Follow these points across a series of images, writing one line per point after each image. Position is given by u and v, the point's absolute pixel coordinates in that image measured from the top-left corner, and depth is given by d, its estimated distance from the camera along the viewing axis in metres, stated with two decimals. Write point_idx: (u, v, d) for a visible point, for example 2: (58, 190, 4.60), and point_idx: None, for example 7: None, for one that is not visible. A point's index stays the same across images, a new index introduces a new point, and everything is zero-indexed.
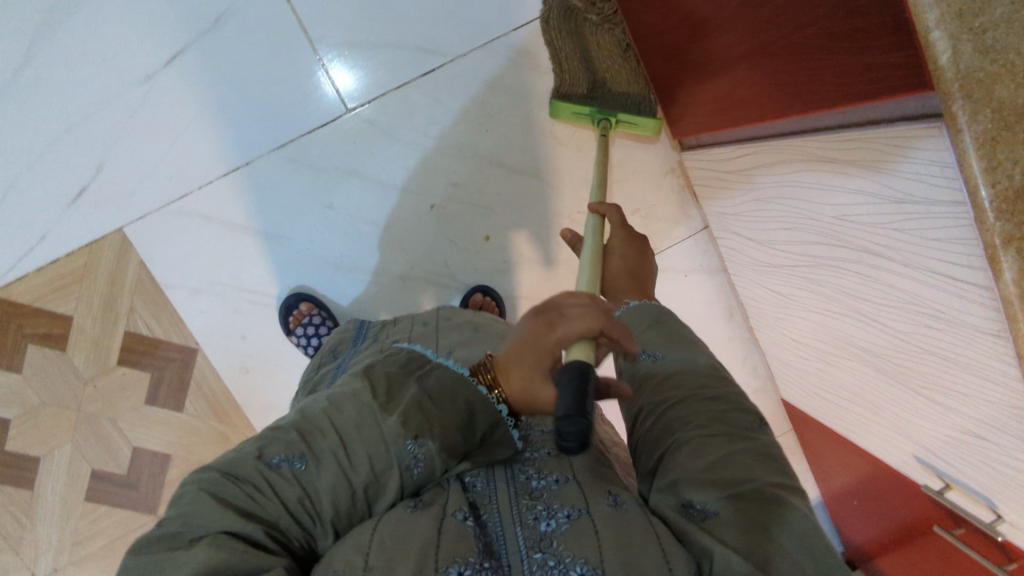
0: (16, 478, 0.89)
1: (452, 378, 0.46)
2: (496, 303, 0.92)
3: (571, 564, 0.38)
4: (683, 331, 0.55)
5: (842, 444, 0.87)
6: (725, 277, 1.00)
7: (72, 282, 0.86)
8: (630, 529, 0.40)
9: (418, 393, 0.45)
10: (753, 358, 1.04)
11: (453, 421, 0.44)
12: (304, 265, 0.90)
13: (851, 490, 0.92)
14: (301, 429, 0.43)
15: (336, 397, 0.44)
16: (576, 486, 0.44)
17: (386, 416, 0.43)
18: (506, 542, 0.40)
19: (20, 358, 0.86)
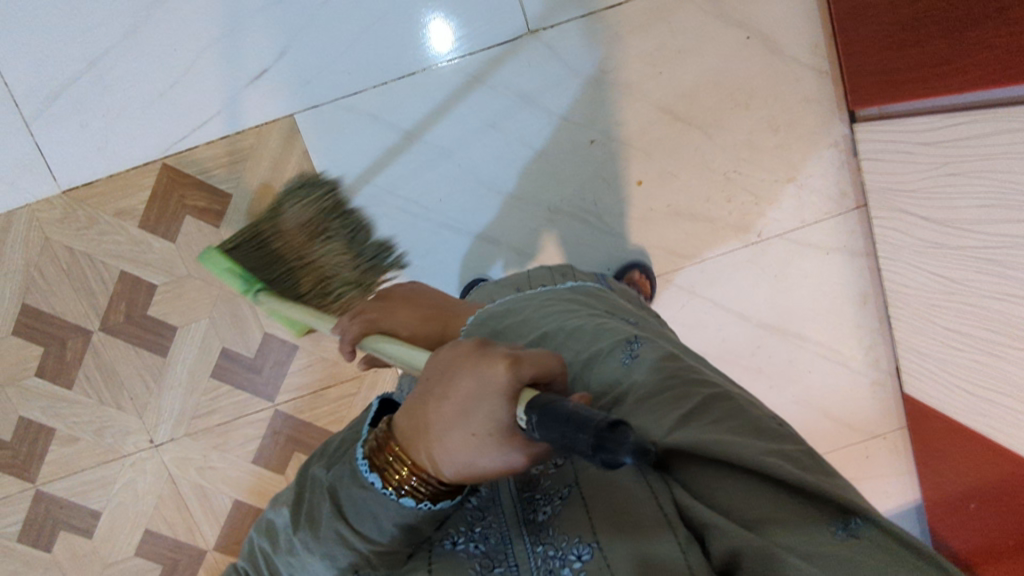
0: (152, 343, 0.92)
1: (361, 489, 0.40)
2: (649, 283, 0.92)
3: (569, 549, 0.39)
4: (518, 316, 0.58)
5: (977, 449, 0.86)
6: (869, 262, 0.98)
7: (236, 161, 0.87)
8: (619, 486, 0.41)
9: (332, 519, 0.41)
10: (879, 349, 1.01)
11: (387, 539, 0.41)
12: (461, 180, 0.91)
13: (970, 492, 0.92)
14: (253, 571, 0.46)
15: (269, 531, 0.45)
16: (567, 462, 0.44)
17: (312, 559, 0.42)
18: (513, 543, 0.41)
19: (176, 227, 0.88)
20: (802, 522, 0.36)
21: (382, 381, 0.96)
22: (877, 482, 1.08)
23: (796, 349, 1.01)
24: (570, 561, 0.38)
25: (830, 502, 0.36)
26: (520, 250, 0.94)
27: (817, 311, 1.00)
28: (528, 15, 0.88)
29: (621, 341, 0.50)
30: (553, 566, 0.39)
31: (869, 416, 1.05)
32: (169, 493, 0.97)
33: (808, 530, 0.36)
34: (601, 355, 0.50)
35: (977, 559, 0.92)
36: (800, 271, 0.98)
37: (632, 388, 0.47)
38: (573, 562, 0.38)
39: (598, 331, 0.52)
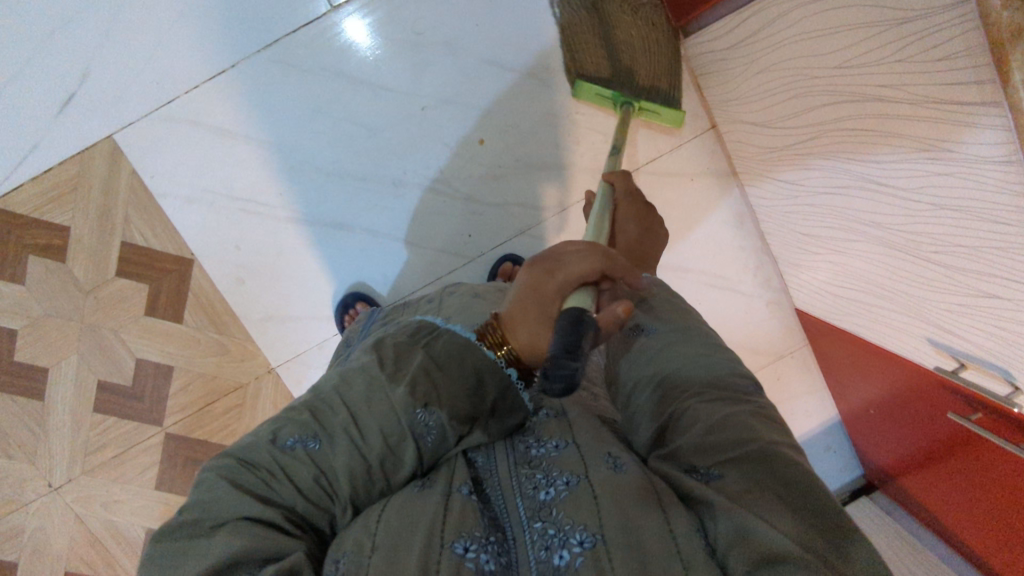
0: (26, 389, 0.91)
1: (461, 341, 0.46)
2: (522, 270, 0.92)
3: (572, 532, 0.38)
4: (670, 310, 0.60)
5: (856, 352, 0.84)
6: (736, 181, 0.95)
7: (67, 193, 0.86)
8: (634, 504, 0.39)
9: (424, 360, 0.44)
10: (766, 268, 0.99)
11: (461, 384, 0.44)
12: (298, 172, 0.89)
13: (879, 406, 0.87)
14: (310, 409, 0.43)
15: (348, 371, 0.45)
16: (574, 450, 0.45)
17: (394, 388, 0.42)
18: (510, 515, 0.41)
19: (22, 270, 0.87)
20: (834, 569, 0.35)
21: (266, 387, 0.95)
22: (794, 402, 1.06)
23: (680, 283, 0.99)
24: (570, 544, 0.37)
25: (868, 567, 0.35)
26: (373, 231, 0.92)
27: (693, 240, 0.97)
28: None
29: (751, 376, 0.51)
30: (551, 543, 0.38)
31: (770, 336, 1.03)
32: (81, 533, 0.97)
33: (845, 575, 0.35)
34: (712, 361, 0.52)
35: (908, 471, 0.88)
36: (667, 201, 0.95)
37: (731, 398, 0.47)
38: (573, 547, 0.37)
39: (730, 358, 0.53)
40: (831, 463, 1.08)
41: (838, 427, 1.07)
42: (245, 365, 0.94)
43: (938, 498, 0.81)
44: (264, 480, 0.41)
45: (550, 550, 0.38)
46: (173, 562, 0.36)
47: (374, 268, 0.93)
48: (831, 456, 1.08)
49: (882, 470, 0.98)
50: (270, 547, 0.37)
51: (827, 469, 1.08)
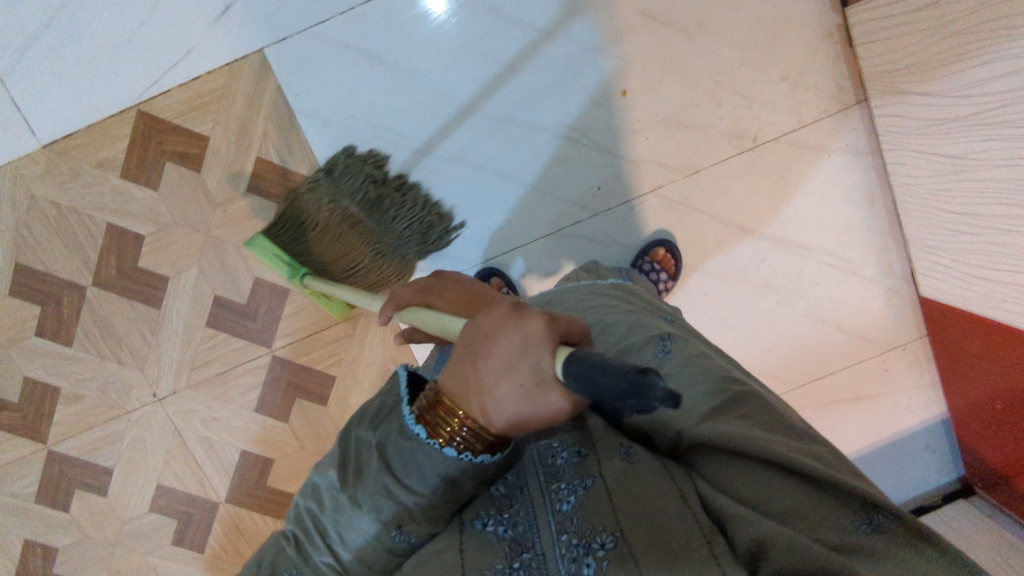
0: (146, 295, 0.92)
1: (406, 438, 0.44)
2: (673, 259, 0.92)
3: (595, 536, 0.41)
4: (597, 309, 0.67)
5: (990, 338, 0.82)
6: (877, 158, 0.93)
7: (210, 102, 0.86)
8: (648, 493, 0.44)
9: (380, 471, 0.45)
10: (891, 254, 0.97)
11: (434, 494, 0.44)
12: (436, 105, 0.89)
13: (1004, 399, 0.85)
14: (297, 537, 0.50)
15: (317, 489, 0.49)
16: (592, 454, 0.47)
17: (359, 512, 0.46)
18: (540, 533, 0.44)
19: (158, 175, 0.88)
20: (825, 519, 0.43)
21: (376, 320, 0.95)
22: (899, 397, 1.03)
23: (801, 261, 0.97)
24: (594, 548, 0.41)
25: (856, 500, 0.44)
26: (501, 173, 0.91)
27: (820, 217, 0.95)
28: None
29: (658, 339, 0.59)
30: (577, 553, 0.41)
31: (885, 325, 1.00)
32: (177, 447, 0.97)
33: (833, 518, 0.44)
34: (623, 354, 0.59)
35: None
36: (801, 175, 0.94)
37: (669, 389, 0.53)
38: (598, 551, 0.40)
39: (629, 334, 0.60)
40: (930, 463, 1.05)
41: (941, 427, 1.04)
42: (359, 296, 0.94)
43: None
44: None
45: (579, 561, 0.41)
46: None
47: (494, 210, 0.92)
48: (930, 456, 1.05)
49: (991, 469, 0.96)
50: None
51: (924, 469, 1.05)
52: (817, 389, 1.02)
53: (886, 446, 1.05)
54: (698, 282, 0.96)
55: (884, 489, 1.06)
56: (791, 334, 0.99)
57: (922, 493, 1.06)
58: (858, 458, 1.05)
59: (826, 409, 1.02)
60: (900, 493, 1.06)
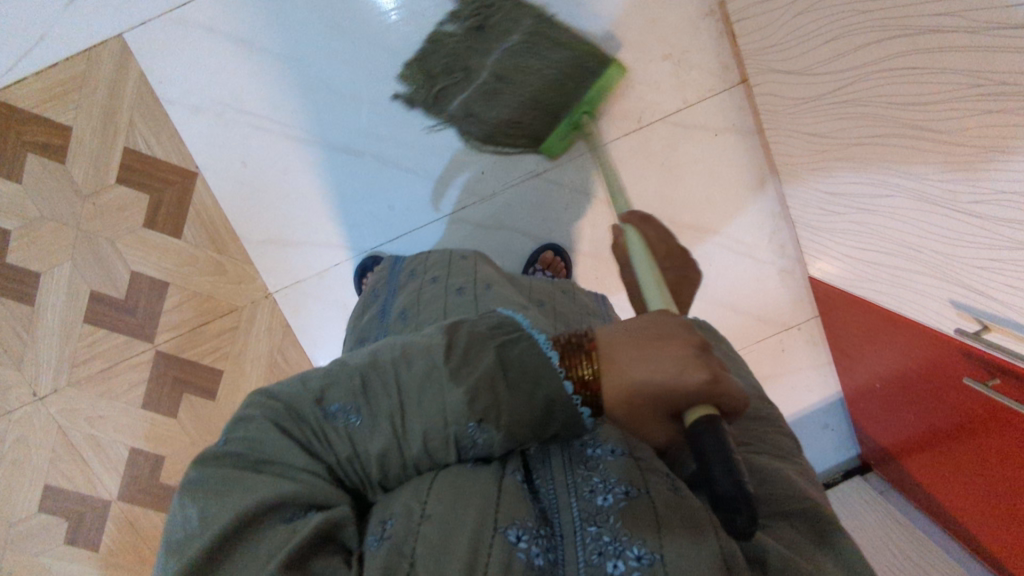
0: (17, 292, 0.89)
1: (537, 356, 0.40)
2: (564, 263, 0.93)
3: (629, 544, 0.37)
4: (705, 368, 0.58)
5: (865, 318, 0.83)
6: (760, 139, 0.92)
7: (70, 90, 0.83)
8: (691, 513, 0.39)
9: (494, 365, 0.40)
10: (782, 234, 0.96)
11: (530, 406, 0.40)
12: (310, 90, 0.86)
13: (889, 382, 0.85)
14: (363, 374, 0.41)
15: (409, 350, 0.41)
16: (633, 460, 0.44)
17: (452, 384, 0.39)
18: (560, 513, 0.40)
19: (19, 167, 0.84)
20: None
21: (262, 312, 0.93)
22: (796, 375, 1.04)
23: (692, 243, 0.96)
24: (626, 556, 0.36)
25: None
26: (383, 159, 0.89)
27: (709, 198, 0.95)
28: None
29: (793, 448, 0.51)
30: (605, 549, 0.37)
31: (778, 304, 1.00)
32: (62, 446, 0.95)
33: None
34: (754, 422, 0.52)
35: (915, 453, 0.85)
36: (689, 156, 0.93)
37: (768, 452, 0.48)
38: (630, 559, 0.36)
39: None
40: (828, 441, 1.07)
41: (839, 405, 1.05)
42: (243, 288, 0.92)
43: (938, 473, 0.80)
44: (305, 435, 0.39)
45: (605, 556, 0.37)
46: (210, 495, 0.36)
47: (379, 199, 0.90)
48: (829, 434, 1.06)
49: (878, 448, 0.97)
50: (288, 519, 0.36)
51: (823, 447, 1.07)
52: None
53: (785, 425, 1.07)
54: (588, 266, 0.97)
55: None
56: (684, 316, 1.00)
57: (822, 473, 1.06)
58: None
59: None
60: None
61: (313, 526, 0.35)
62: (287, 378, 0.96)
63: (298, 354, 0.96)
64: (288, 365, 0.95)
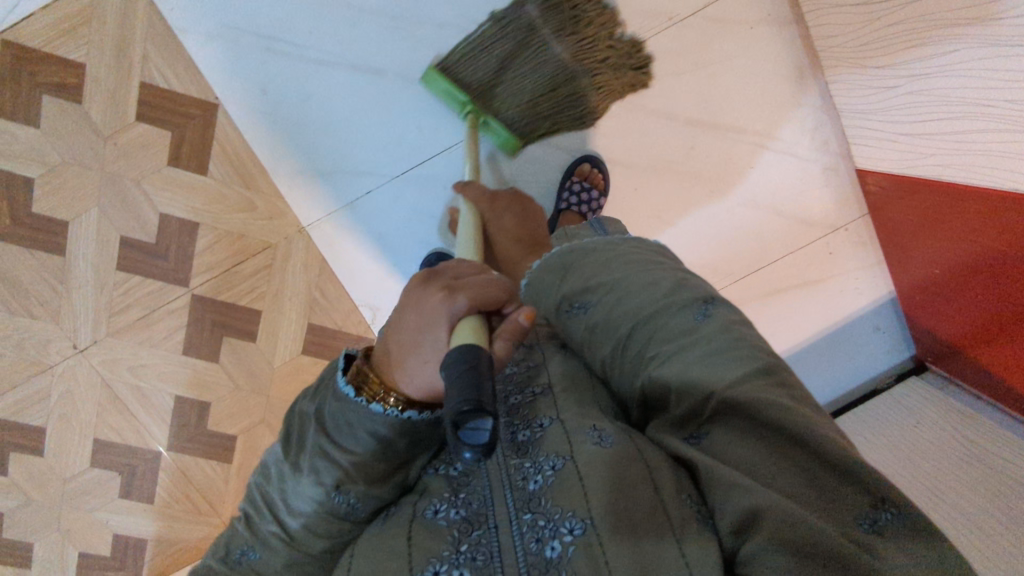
0: (46, 243, 0.87)
1: (340, 402, 0.52)
2: (602, 176, 0.89)
3: (562, 522, 0.45)
4: (599, 260, 0.60)
5: (925, 205, 0.80)
6: (798, 27, 0.88)
7: (79, 24, 0.80)
8: (617, 470, 0.46)
9: (314, 429, 0.53)
10: (825, 128, 0.93)
11: (366, 455, 0.52)
12: (325, 6, 0.82)
13: (950, 268, 0.82)
14: (262, 493, 0.56)
15: (274, 463, 0.56)
16: (563, 428, 0.52)
17: (300, 479, 0.53)
18: (495, 506, 0.48)
19: (36, 110, 0.82)
20: (832, 506, 0.43)
21: (296, 248, 0.91)
22: (842, 279, 1.00)
23: (731, 145, 0.92)
24: (563, 532, 0.44)
25: (870, 493, 0.42)
26: (406, 77, 0.86)
27: (748, 95, 0.90)
28: None
29: (700, 300, 0.54)
30: (542, 533, 0.45)
31: (824, 205, 0.96)
32: (108, 399, 0.94)
33: (843, 503, 0.43)
34: (659, 301, 0.54)
35: (982, 344, 0.82)
36: (724, 51, 0.89)
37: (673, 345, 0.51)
38: (564, 535, 0.44)
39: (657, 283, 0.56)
40: (879, 345, 1.03)
41: (890, 306, 1.02)
42: (273, 224, 0.90)
43: (1008, 356, 0.77)
44: (243, 563, 0.55)
45: (542, 542, 0.45)
46: None
47: (404, 121, 0.87)
48: (880, 337, 1.03)
49: (938, 344, 0.95)
50: None
51: (874, 353, 1.04)
52: (759, 280, 0.99)
53: (833, 332, 1.03)
54: (626, 177, 0.93)
55: (827, 378, 1.04)
56: (728, 224, 0.96)
57: (874, 377, 1.04)
58: (803, 347, 1.03)
59: (771, 298, 1.00)
60: (849, 378, 1.05)
61: None
62: (326, 314, 0.94)
63: (334, 289, 0.94)
64: (327, 302, 0.94)
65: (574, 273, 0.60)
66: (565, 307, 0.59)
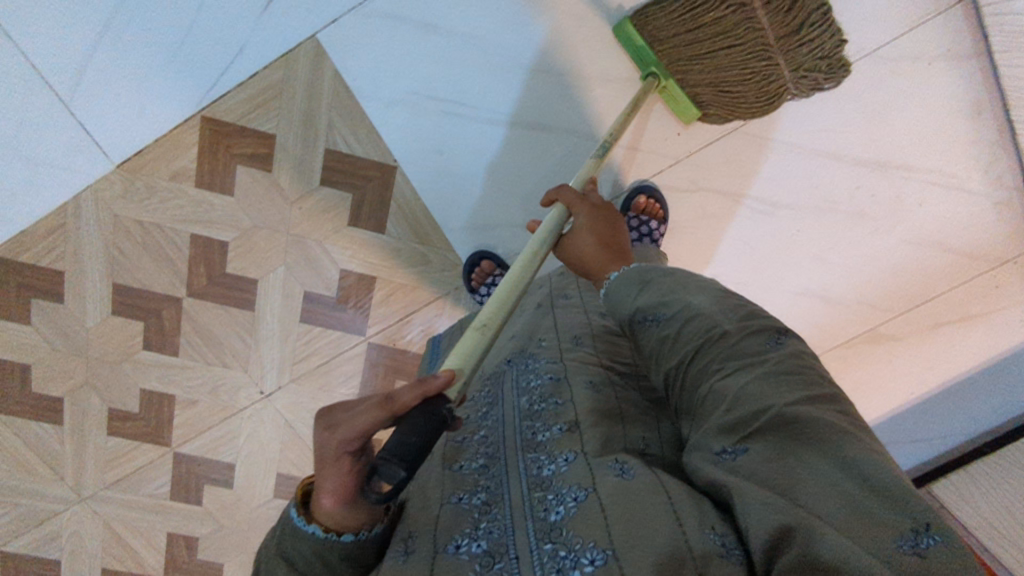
0: (239, 300, 0.93)
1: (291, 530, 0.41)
2: (659, 206, 0.89)
3: (583, 551, 0.38)
4: (677, 278, 0.53)
5: None
6: (981, 62, 0.84)
7: (270, 98, 0.84)
8: (640, 500, 0.41)
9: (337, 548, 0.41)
10: (1002, 162, 0.89)
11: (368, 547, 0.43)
12: (500, 68, 0.84)
13: None
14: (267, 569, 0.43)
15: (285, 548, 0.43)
16: (584, 462, 0.46)
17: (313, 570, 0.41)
18: (517, 535, 0.41)
19: (231, 180, 0.87)
20: (869, 521, 0.36)
21: (463, 297, 0.95)
22: (1009, 313, 0.97)
23: (901, 183, 0.91)
24: (582, 562, 0.38)
25: (910, 513, 0.35)
26: (575, 131, 0.87)
27: (918, 133, 0.88)
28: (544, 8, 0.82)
29: (773, 330, 0.47)
30: (562, 566, 0.38)
31: (992, 238, 0.93)
32: (290, 438, 1.01)
33: (874, 515, 0.36)
34: (723, 322, 0.47)
35: None
36: (898, 90, 0.87)
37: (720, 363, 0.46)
38: (585, 566, 0.38)
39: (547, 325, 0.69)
40: None
41: None
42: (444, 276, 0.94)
43: None
44: None
45: (563, 571, 0.38)
46: None
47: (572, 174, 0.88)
48: None
49: None
50: None
51: None
52: (919, 315, 0.98)
53: (989, 365, 1.00)
54: (790, 218, 0.92)
55: (984, 409, 1.02)
56: (890, 261, 0.95)
57: None
58: (954, 381, 1.02)
59: (930, 332, 0.99)
60: (1005, 410, 1.01)
61: None
62: None
63: None
64: None
65: (654, 287, 0.54)
66: (639, 317, 0.53)
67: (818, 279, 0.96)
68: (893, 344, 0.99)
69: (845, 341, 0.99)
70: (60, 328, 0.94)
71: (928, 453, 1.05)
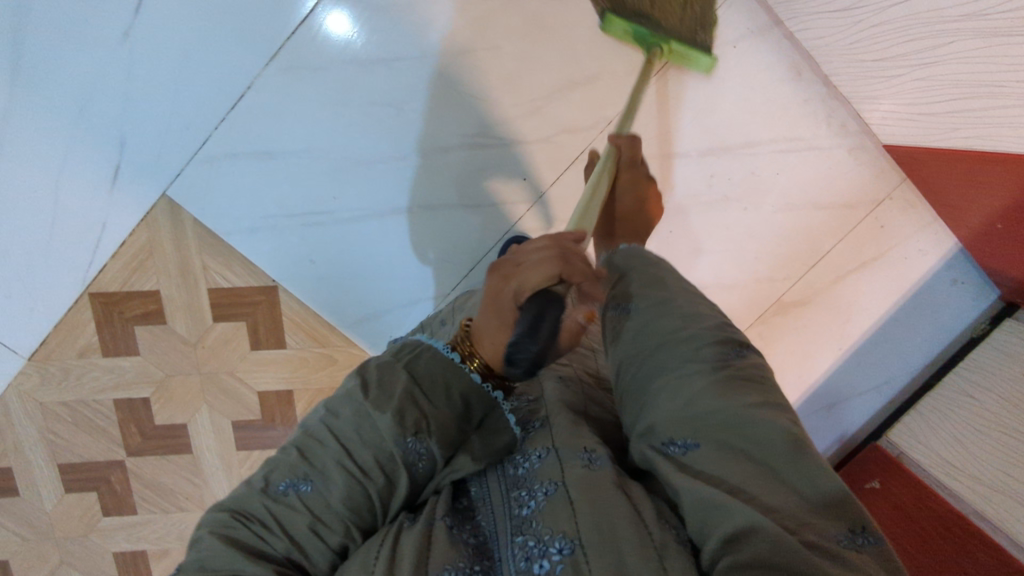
0: (177, 446, 0.98)
1: (441, 361, 0.53)
2: None
3: (551, 541, 0.44)
4: (653, 274, 0.64)
5: (956, 182, 0.82)
6: (782, 31, 0.87)
7: (144, 260, 0.90)
8: (609, 496, 0.46)
9: (409, 384, 0.51)
10: (840, 112, 0.91)
11: (449, 410, 0.52)
12: (340, 170, 0.89)
13: (1004, 215, 0.79)
14: (297, 450, 0.50)
15: (336, 403, 0.51)
16: (554, 454, 0.51)
17: (380, 414, 0.49)
18: (500, 538, 0.48)
19: (133, 341, 0.93)
20: (823, 519, 0.43)
21: None
22: (902, 247, 0.98)
23: (751, 159, 0.93)
24: (552, 551, 0.43)
25: (848, 518, 0.44)
26: (428, 204, 0.91)
27: (750, 111, 0.90)
28: (357, 105, 0.87)
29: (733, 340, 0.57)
30: (531, 552, 0.45)
31: (859, 184, 0.94)
32: None
33: (823, 525, 0.43)
34: (684, 324, 0.57)
35: None
36: (716, 78, 0.89)
37: (676, 360, 0.54)
38: (552, 555, 0.43)
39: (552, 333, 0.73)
40: (960, 295, 1.00)
41: (962, 255, 0.98)
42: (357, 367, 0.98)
43: None
44: (257, 524, 0.48)
45: (534, 559, 0.44)
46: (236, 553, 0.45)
47: (441, 241, 0.93)
48: (960, 288, 0.99)
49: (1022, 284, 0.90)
50: (338, 520, 0.48)
51: (956, 304, 1.00)
52: (818, 274, 0.99)
53: (908, 302, 1.01)
54: (659, 223, 0.95)
55: (918, 343, 1.03)
56: (770, 234, 0.96)
57: (966, 327, 1.01)
58: (878, 327, 1.02)
59: (835, 286, 1.00)
60: (937, 338, 1.02)
61: (347, 507, 0.48)
62: None
63: None
64: None
65: (637, 283, 0.63)
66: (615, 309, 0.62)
67: (707, 270, 0.98)
68: (804, 309, 1.01)
69: (757, 319, 1.01)
70: (22, 518, 0.99)
71: (880, 401, 1.05)
